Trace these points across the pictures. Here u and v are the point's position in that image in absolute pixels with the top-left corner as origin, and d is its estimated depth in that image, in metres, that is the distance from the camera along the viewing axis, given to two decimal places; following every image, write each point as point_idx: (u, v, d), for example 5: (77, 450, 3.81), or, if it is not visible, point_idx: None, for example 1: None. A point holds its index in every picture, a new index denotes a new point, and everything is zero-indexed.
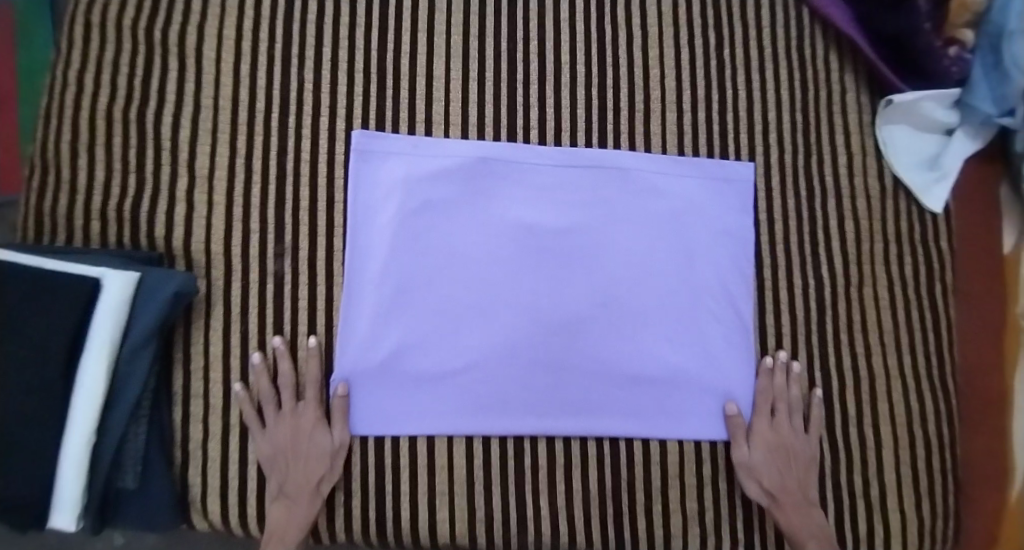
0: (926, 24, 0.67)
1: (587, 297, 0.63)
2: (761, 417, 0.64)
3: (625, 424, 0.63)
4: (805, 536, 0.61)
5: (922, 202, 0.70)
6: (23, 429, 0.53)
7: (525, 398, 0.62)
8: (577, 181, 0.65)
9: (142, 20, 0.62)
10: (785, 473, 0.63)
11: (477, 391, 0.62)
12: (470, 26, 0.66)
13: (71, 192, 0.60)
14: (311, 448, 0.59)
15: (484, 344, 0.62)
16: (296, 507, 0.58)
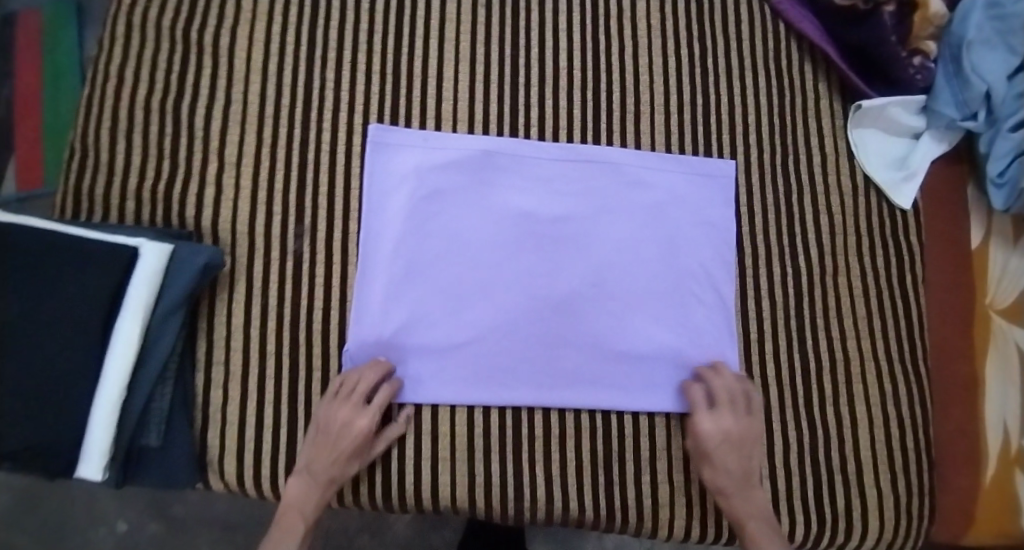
0: (891, 36, 0.73)
1: (580, 279, 0.69)
2: (702, 410, 0.66)
3: (615, 398, 0.68)
4: (748, 520, 0.64)
5: (891, 199, 0.76)
6: (57, 382, 0.58)
7: (522, 371, 0.67)
8: (573, 172, 0.71)
9: (180, 24, 0.70)
10: (728, 465, 0.65)
11: (477, 363, 0.67)
12: (476, 32, 0.73)
13: (109, 174, 0.66)
14: (353, 448, 0.62)
15: (485, 320, 0.67)
16: (314, 489, 0.62)
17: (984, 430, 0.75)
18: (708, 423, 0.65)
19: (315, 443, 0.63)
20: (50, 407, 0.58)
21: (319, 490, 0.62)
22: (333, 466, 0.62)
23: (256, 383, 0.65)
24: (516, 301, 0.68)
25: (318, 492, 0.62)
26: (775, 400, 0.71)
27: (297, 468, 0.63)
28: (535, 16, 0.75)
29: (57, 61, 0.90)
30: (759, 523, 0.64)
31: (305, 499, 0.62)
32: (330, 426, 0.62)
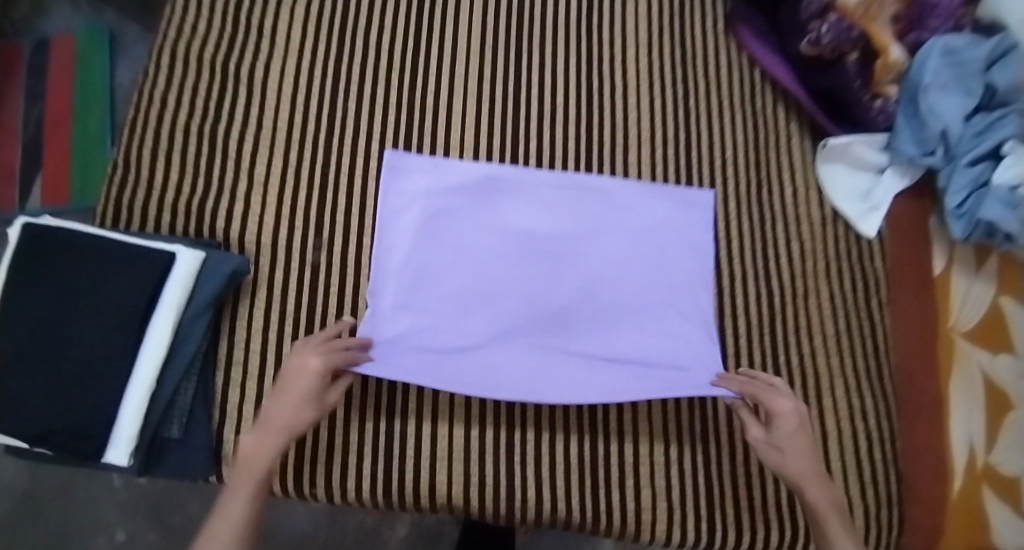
0: (855, 81, 0.81)
1: (574, 290, 0.75)
2: (767, 398, 0.70)
3: (612, 391, 0.73)
4: (827, 510, 0.65)
5: (858, 228, 0.83)
6: (93, 372, 0.65)
7: (522, 369, 0.73)
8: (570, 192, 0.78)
9: (220, 59, 0.79)
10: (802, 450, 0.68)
11: (481, 361, 0.72)
12: (483, 72, 0.82)
13: (148, 188, 0.74)
14: (307, 389, 0.65)
15: (486, 324, 0.73)
16: (270, 438, 0.64)
17: (950, 446, 0.79)
18: (785, 409, 0.70)
19: (274, 397, 0.66)
20: (89, 393, 0.64)
21: (274, 439, 0.64)
22: (288, 415, 0.64)
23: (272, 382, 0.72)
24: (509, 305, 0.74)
25: (274, 443, 0.64)
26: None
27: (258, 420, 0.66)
28: (534, 58, 0.84)
29: (87, 85, 1.08)
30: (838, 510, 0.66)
31: (261, 450, 0.63)
32: (285, 377, 0.66)
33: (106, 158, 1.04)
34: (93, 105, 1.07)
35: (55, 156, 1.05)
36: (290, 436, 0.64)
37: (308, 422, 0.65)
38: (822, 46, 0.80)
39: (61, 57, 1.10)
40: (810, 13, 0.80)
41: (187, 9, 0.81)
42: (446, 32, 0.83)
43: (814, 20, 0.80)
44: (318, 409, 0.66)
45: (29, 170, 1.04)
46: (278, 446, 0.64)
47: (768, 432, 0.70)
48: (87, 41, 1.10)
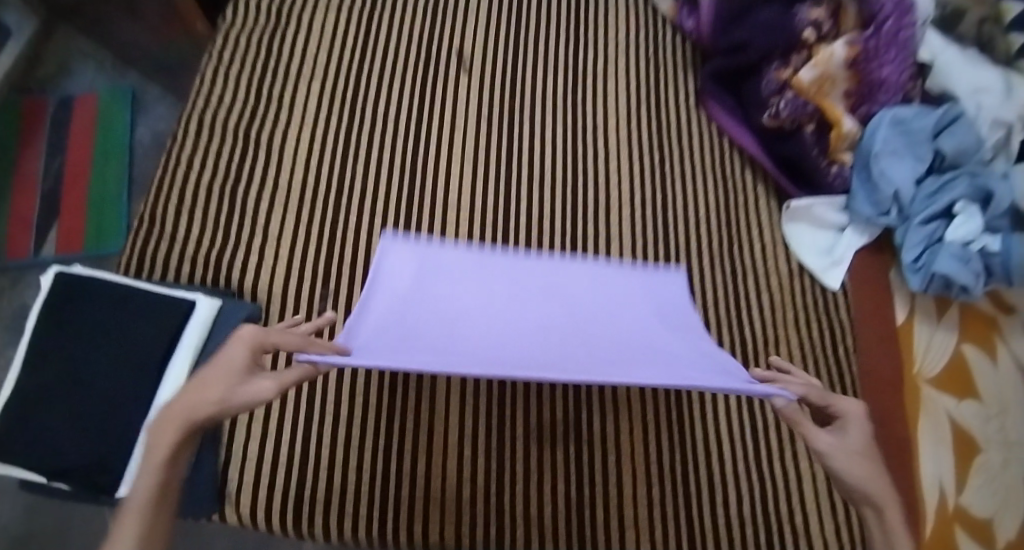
0: (812, 150, 0.90)
1: (596, 328, 0.59)
2: (839, 410, 0.64)
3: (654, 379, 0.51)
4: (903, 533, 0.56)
5: (823, 282, 0.90)
6: (113, 409, 0.70)
7: (528, 360, 0.55)
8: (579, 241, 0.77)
9: (243, 127, 0.88)
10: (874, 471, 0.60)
11: (479, 356, 0.55)
12: (478, 139, 0.91)
13: (171, 241, 0.81)
14: (224, 365, 0.60)
15: (488, 342, 0.57)
16: (168, 425, 0.57)
17: (922, 488, 0.83)
18: (857, 421, 0.64)
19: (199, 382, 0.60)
20: (109, 429, 0.69)
21: (172, 425, 0.57)
22: (190, 397, 0.58)
23: (276, 424, 0.77)
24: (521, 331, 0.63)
25: (173, 428, 0.57)
26: (738, 449, 0.80)
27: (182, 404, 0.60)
28: (523, 127, 0.93)
29: (107, 143, 1.20)
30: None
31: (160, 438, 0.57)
32: (210, 365, 0.61)
33: (123, 206, 1.15)
34: (113, 160, 1.19)
35: (71, 206, 1.15)
36: (190, 421, 0.57)
37: (211, 404, 0.57)
38: (782, 119, 0.90)
39: (84, 116, 1.22)
40: (770, 90, 0.90)
41: (214, 81, 0.90)
42: (445, 104, 0.93)
43: (774, 97, 0.90)
44: (226, 392, 0.58)
45: (47, 218, 1.14)
46: (177, 431, 0.57)
47: (839, 439, 0.62)
48: (110, 103, 1.23)
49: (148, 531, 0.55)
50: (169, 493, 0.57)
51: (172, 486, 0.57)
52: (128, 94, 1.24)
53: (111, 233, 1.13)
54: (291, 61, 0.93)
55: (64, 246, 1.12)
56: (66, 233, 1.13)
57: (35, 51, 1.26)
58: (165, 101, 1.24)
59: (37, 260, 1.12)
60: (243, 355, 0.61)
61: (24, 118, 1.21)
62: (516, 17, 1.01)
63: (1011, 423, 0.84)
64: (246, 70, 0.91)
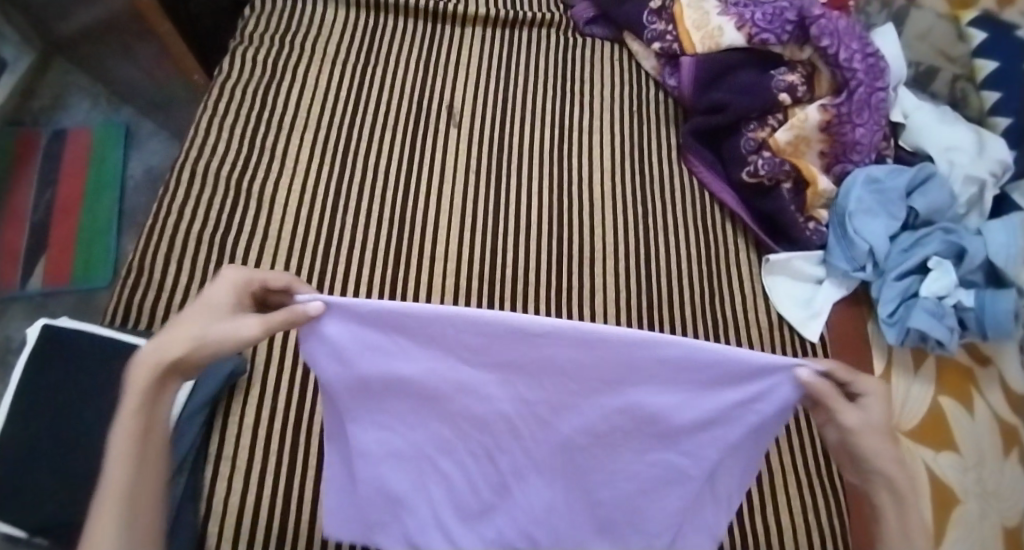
0: (790, 206, 0.93)
1: (605, 387, 0.57)
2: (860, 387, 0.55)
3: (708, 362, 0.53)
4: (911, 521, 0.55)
5: (803, 333, 0.90)
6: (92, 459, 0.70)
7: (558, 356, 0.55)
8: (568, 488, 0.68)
9: (234, 176, 0.89)
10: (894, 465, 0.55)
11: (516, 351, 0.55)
12: (465, 189, 0.93)
13: (159, 290, 0.81)
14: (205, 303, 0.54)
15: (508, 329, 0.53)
16: (142, 366, 0.52)
17: None
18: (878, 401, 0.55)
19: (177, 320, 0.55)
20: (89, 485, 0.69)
21: (147, 367, 0.52)
22: (163, 335, 0.52)
23: (257, 477, 0.77)
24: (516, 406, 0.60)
25: (147, 370, 0.52)
26: None
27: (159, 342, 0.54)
28: (509, 178, 0.95)
29: (100, 179, 1.21)
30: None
31: (135, 380, 0.52)
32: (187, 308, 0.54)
33: (112, 238, 1.16)
34: (104, 195, 1.20)
35: (61, 241, 1.16)
36: (161, 359, 0.52)
37: (185, 345, 0.52)
38: (761, 176, 0.94)
39: (78, 150, 1.24)
40: (748, 148, 0.95)
41: (208, 131, 0.91)
42: (435, 156, 0.95)
43: (752, 155, 0.94)
44: (202, 331, 0.52)
45: (35, 249, 1.15)
46: (149, 372, 0.51)
47: (864, 417, 0.55)
48: (106, 135, 1.26)
49: (136, 486, 0.51)
50: (154, 438, 0.53)
51: (155, 429, 0.53)
52: (121, 132, 1.26)
53: (98, 262, 1.14)
54: (283, 112, 0.95)
55: (52, 277, 1.12)
56: (54, 263, 1.14)
57: (29, 86, 1.29)
58: (158, 136, 1.26)
59: (22, 292, 1.11)
60: (227, 292, 0.55)
61: (17, 151, 1.23)
62: (504, 71, 1.04)
63: (990, 474, 0.86)
64: (239, 121, 0.93)
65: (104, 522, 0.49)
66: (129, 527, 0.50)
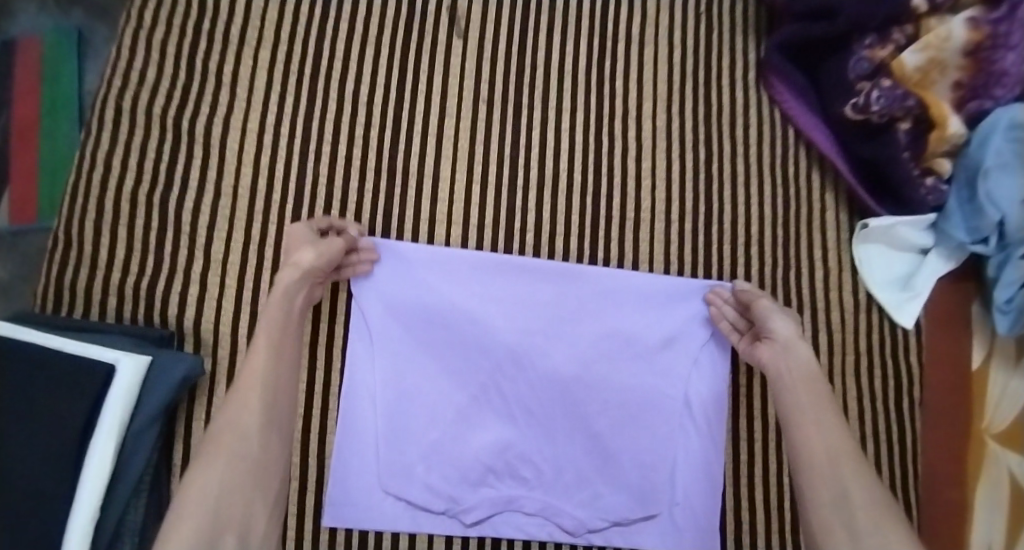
0: (904, 153, 0.72)
1: (584, 317, 0.68)
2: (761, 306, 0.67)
3: (654, 283, 0.70)
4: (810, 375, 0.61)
5: (894, 317, 0.73)
6: (20, 505, 0.54)
7: (548, 281, 0.68)
8: (575, 481, 0.67)
9: (171, 110, 0.67)
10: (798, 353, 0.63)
11: (515, 281, 0.68)
12: (477, 131, 0.71)
13: (91, 268, 0.63)
14: (302, 237, 0.62)
15: (511, 264, 0.68)
16: (283, 276, 0.60)
17: None
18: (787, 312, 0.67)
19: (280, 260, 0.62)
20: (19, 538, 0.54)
21: (287, 275, 0.60)
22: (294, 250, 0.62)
23: None
24: (520, 355, 0.67)
25: (289, 273, 0.60)
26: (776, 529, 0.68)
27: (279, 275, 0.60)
28: (539, 114, 0.72)
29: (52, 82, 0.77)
30: (834, 461, 0.58)
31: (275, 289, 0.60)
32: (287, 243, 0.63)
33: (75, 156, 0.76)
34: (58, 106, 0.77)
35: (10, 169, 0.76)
36: (299, 270, 0.60)
37: (309, 263, 0.60)
38: (870, 112, 0.72)
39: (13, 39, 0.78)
40: (859, 72, 0.71)
41: (133, 49, 0.68)
42: (436, 81, 0.71)
43: (863, 82, 0.71)
44: (317, 256, 0.61)
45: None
46: (295, 275, 0.60)
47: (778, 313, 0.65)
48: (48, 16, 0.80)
49: (269, 401, 0.57)
50: (284, 341, 0.59)
51: (284, 351, 0.59)
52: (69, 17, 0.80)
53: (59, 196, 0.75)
54: (231, 15, 0.70)
55: (13, 219, 0.75)
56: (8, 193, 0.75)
57: None
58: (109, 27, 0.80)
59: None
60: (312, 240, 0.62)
61: None
62: None
63: None
64: (173, 31, 0.69)
65: (247, 408, 0.56)
66: (268, 401, 0.57)
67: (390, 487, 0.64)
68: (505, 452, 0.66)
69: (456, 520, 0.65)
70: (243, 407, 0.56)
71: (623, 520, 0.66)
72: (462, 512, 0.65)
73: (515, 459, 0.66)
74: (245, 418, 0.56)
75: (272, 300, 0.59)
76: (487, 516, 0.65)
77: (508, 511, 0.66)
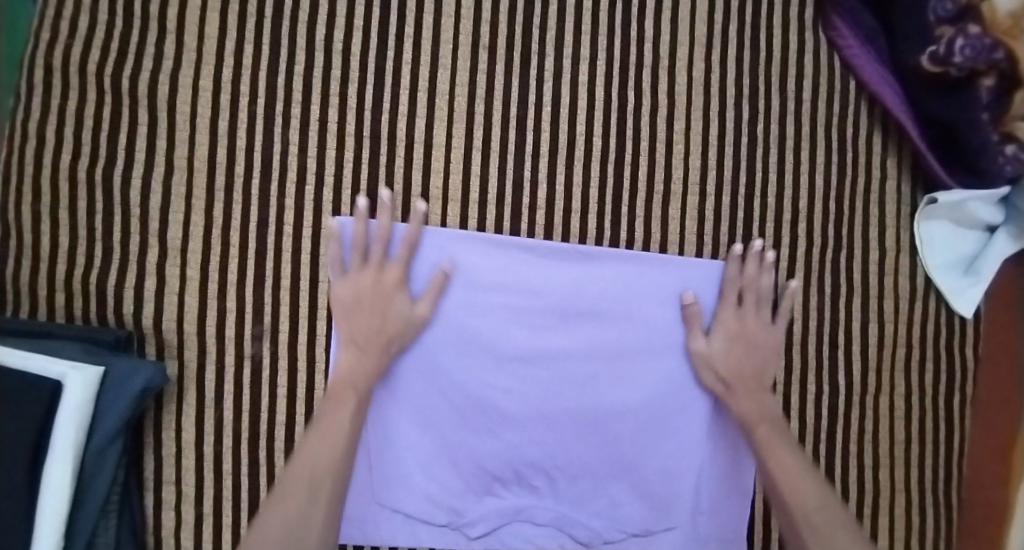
0: (984, 115, 0.61)
1: (605, 307, 0.60)
2: (729, 304, 0.60)
3: (682, 271, 0.61)
4: (758, 422, 0.58)
5: (952, 304, 0.65)
6: None
7: (560, 270, 0.59)
8: (592, 490, 0.60)
9: (108, 66, 0.55)
10: (742, 364, 0.60)
11: (525, 270, 0.59)
12: (478, 85, 0.59)
13: (32, 259, 0.54)
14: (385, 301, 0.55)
15: (519, 252, 0.59)
16: (384, 328, 0.55)
17: None
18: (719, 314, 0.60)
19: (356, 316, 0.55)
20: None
21: (391, 330, 0.55)
22: (390, 301, 0.55)
23: (213, 509, 0.56)
24: (529, 352, 0.59)
25: (393, 327, 0.55)
26: None
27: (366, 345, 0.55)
28: (551, 64, 0.60)
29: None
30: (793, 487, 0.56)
31: (363, 336, 0.55)
32: (368, 279, 0.55)
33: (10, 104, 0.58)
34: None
35: None
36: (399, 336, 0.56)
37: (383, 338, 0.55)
38: (949, 64, 0.60)
39: None
40: (941, 13, 0.60)
41: None
42: (426, 20, 0.59)
43: (944, 26, 0.60)
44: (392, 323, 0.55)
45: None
46: (403, 336, 0.56)
47: (738, 316, 0.60)
48: None
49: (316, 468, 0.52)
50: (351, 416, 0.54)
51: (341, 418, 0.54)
52: None
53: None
54: None
55: None
56: None
57: None
58: None
59: None
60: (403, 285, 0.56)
61: None
62: None
63: None
64: None
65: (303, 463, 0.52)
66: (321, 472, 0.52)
67: (386, 499, 0.58)
68: (515, 460, 0.59)
69: (460, 532, 0.59)
70: (323, 468, 0.52)
71: (643, 531, 0.60)
72: (467, 524, 0.58)
73: (525, 468, 0.59)
74: (325, 481, 0.52)
75: (370, 353, 0.55)
76: (494, 528, 0.59)
77: (516, 522, 0.59)
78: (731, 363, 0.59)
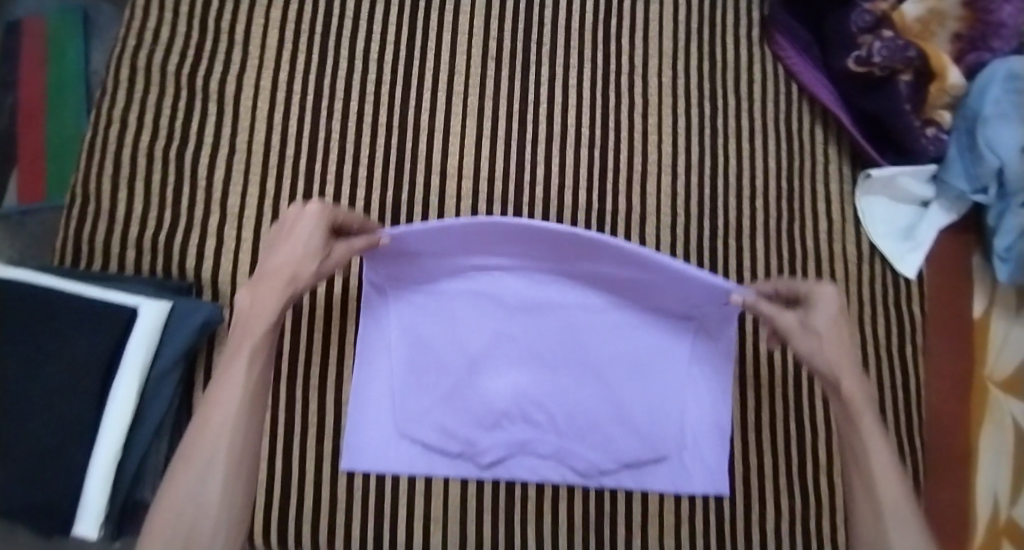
0: (906, 105, 0.73)
1: (596, 281, 0.66)
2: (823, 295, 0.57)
3: (677, 271, 0.59)
4: (863, 410, 0.53)
5: (897, 267, 0.74)
6: (37, 451, 0.56)
7: (547, 255, 0.63)
8: (586, 425, 0.67)
9: (185, 68, 0.69)
10: (844, 353, 0.55)
11: (516, 254, 0.64)
12: (486, 87, 0.72)
13: (109, 222, 0.65)
14: (296, 244, 0.55)
15: (507, 245, 0.62)
16: (289, 262, 0.54)
17: (974, 500, 0.73)
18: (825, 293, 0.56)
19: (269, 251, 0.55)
20: (49, 473, 0.56)
21: (296, 265, 0.54)
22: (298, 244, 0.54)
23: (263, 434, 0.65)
24: (525, 304, 0.67)
25: (294, 265, 0.54)
26: (783, 463, 0.69)
27: (268, 275, 0.54)
28: (545, 70, 0.74)
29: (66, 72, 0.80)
30: (885, 479, 0.51)
31: (269, 269, 0.54)
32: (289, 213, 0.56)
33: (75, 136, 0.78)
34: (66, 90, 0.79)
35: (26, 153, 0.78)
36: (295, 276, 0.54)
37: (283, 276, 0.54)
38: (872, 65, 0.72)
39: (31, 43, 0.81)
40: (862, 24, 0.72)
41: (147, 11, 0.70)
42: (445, 38, 0.73)
43: (865, 35, 0.72)
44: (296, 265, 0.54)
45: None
46: (297, 270, 0.54)
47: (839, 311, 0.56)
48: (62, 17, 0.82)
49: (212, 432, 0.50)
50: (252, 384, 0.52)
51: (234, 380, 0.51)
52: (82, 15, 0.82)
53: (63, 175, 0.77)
54: None
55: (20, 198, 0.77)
56: (21, 176, 0.78)
57: None
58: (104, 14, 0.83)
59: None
60: (318, 220, 0.55)
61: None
62: None
63: None
64: None
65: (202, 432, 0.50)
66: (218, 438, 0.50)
67: (408, 432, 0.66)
68: (519, 397, 0.67)
69: (471, 462, 0.67)
70: (218, 431, 0.50)
71: (635, 462, 0.67)
72: (477, 454, 0.66)
73: (529, 404, 0.67)
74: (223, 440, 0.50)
75: (271, 290, 0.53)
76: (502, 458, 0.67)
77: (521, 455, 0.67)
78: (836, 349, 0.55)
